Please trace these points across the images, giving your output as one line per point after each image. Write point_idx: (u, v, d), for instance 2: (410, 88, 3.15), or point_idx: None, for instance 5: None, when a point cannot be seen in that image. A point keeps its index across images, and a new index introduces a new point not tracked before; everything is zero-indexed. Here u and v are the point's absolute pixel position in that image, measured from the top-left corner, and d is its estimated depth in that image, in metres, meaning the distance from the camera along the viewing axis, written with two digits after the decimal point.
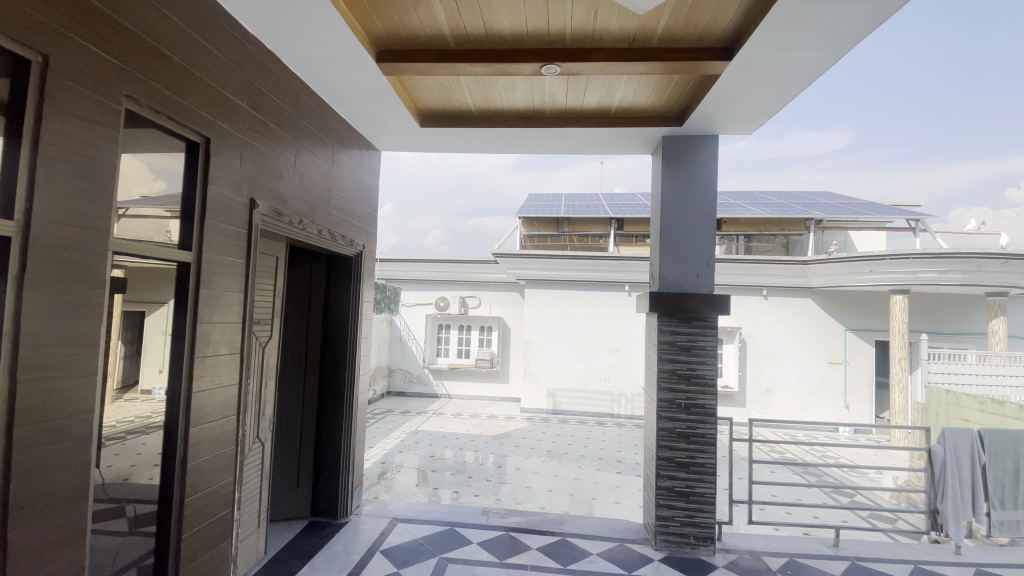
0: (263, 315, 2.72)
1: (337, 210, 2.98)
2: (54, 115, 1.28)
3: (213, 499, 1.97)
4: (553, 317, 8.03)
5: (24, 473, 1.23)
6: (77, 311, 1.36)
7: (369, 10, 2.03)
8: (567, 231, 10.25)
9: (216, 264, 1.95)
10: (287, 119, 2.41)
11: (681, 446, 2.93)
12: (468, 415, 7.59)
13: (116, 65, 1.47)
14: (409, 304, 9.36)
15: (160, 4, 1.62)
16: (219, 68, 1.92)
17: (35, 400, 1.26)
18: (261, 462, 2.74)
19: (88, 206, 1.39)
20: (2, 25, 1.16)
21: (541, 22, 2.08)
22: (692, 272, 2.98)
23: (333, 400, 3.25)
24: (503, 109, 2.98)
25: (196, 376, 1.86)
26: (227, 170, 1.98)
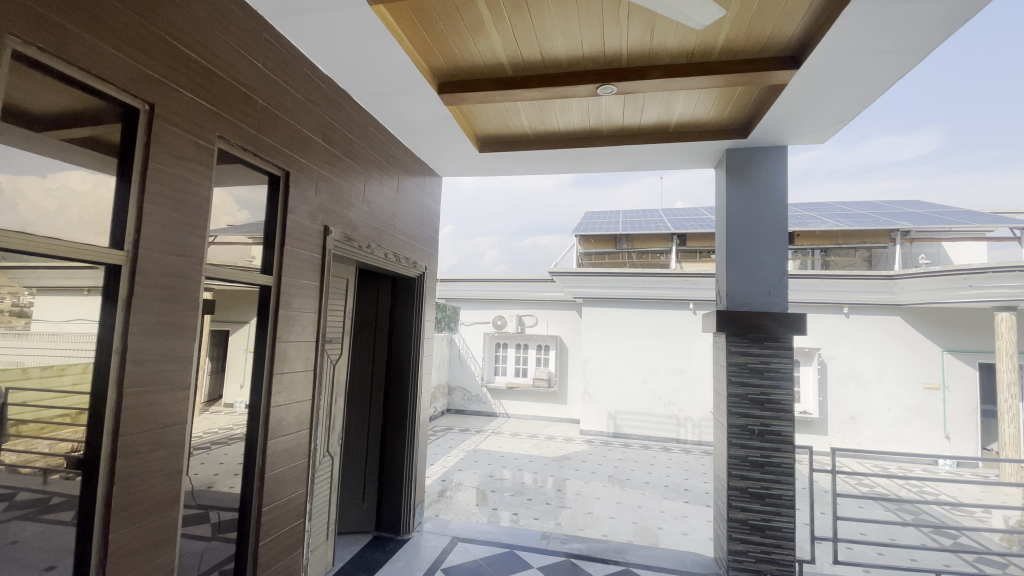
0: (334, 334, 2.87)
1: (401, 233, 3.11)
2: (158, 157, 1.44)
3: (288, 509, 2.07)
4: (612, 337, 7.86)
5: (126, 479, 1.35)
6: (173, 331, 1.50)
7: (431, 44, 2.14)
8: (626, 248, 10.07)
9: (293, 287, 2.09)
10: (358, 151, 2.57)
11: (755, 476, 2.74)
12: (527, 436, 7.54)
13: (209, 110, 1.63)
14: (468, 322, 9.54)
15: (247, 53, 1.80)
16: (298, 108, 2.10)
17: (137, 411, 1.39)
18: (330, 475, 2.85)
19: (185, 236, 1.55)
20: (119, 80, 1.32)
21: (596, 45, 2.09)
22: (763, 289, 2.82)
23: (397, 416, 3.35)
24: (560, 131, 3.03)
25: (274, 392, 1.98)
26: (304, 200, 2.14)
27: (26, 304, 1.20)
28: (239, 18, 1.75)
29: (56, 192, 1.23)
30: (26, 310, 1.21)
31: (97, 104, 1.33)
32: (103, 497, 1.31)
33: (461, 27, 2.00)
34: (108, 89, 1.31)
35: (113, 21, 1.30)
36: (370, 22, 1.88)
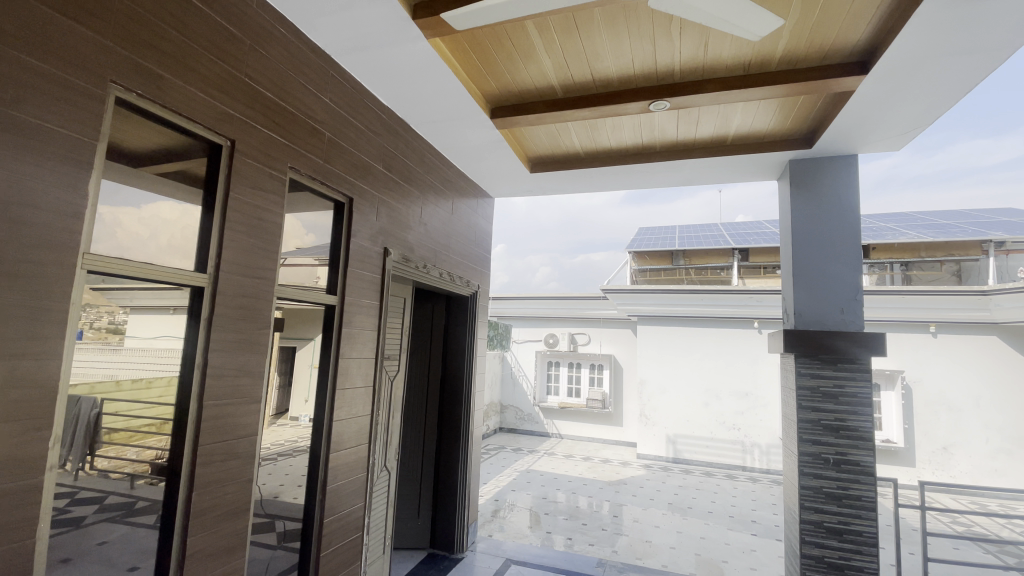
0: (392, 352, 2.96)
1: (455, 253, 3.19)
2: (237, 188, 1.58)
3: (347, 522, 2.13)
4: (669, 357, 7.59)
5: (203, 486, 1.45)
6: (247, 347, 1.61)
7: (484, 71, 2.21)
8: (683, 265, 9.76)
9: (355, 306, 2.19)
10: (415, 176, 2.69)
11: (832, 509, 2.53)
12: (581, 458, 7.38)
13: (281, 143, 1.77)
14: (520, 340, 9.56)
15: (317, 90, 1.94)
16: (361, 138, 2.23)
17: (214, 422, 1.49)
18: (387, 490, 2.91)
19: (260, 260, 1.67)
20: (205, 120, 1.47)
21: (647, 62, 2.09)
22: (835, 307, 2.64)
23: (452, 433, 3.39)
24: (612, 148, 3.02)
25: (336, 406, 2.07)
26: (365, 224, 2.25)
27: (120, 322, 1.32)
28: (310, 59, 1.90)
29: (149, 221, 1.37)
30: (119, 327, 1.32)
31: (185, 141, 1.47)
32: (183, 502, 1.41)
33: (513, 53, 2.06)
34: (196, 127, 1.46)
35: (201, 68, 1.46)
36: (427, 54, 1.97)
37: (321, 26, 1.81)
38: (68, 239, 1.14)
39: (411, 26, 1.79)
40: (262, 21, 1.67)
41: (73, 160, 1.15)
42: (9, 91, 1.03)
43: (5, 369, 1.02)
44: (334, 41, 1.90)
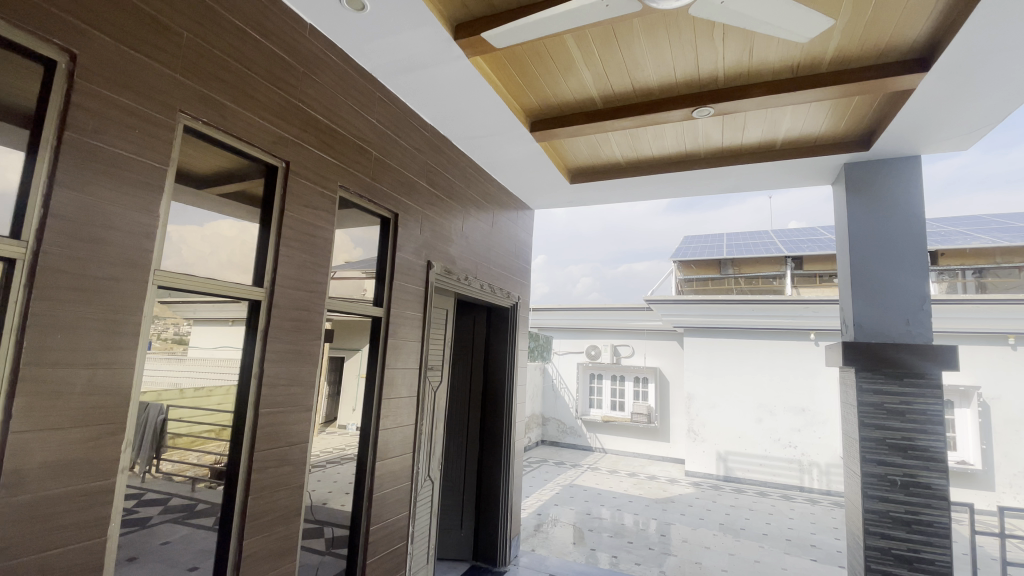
0: (435, 362, 3.01)
1: (496, 265, 3.23)
2: (292, 207, 1.67)
3: (392, 531, 2.17)
4: (719, 370, 7.31)
5: (258, 490, 1.52)
6: (299, 358, 1.68)
7: (524, 86, 2.24)
8: (731, 274, 9.45)
9: (400, 317, 2.25)
10: (457, 191, 2.75)
11: (900, 536, 2.35)
12: (626, 473, 7.20)
13: (332, 163, 1.85)
14: (561, 352, 9.48)
15: (365, 112, 2.03)
16: (406, 156, 2.30)
17: (268, 429, 1.56)
18: (431, 499, 2.94)
19: (312, 274, 1.75)
20: (263, 143, 1.57)
21: (689, 69, 2.06)
22: (900, 319, 2.48)
23: (494, 444, 3.39)
24: (654, 157, 2.98)
25: (383, 416, 2.12)
26: (410, 239, 2.31)
27: (184, 333, 1.41)
28: (358, 82, 1.99)
29: (211, 238, 1.46)
30: (183, 337, 1.40)
31: (245, 164, 1.57)
32: (240, 506, 1.48)
33: (552, 67, 2.09)
34: (254, 150, 1.55)
35: (259, 95, 1.56)
36: (468, 73, 2.02)
37: (369, 50, 1.90)
38: (141, 257, 1.23)
39: (453, 46, 1.85)
40: (313, 49, 1.77)
41: (147, 185, 1.25)
42: (91, 123, 1.13)
43: (83, 377, 1.11)
44: (380, 64, 1.99)
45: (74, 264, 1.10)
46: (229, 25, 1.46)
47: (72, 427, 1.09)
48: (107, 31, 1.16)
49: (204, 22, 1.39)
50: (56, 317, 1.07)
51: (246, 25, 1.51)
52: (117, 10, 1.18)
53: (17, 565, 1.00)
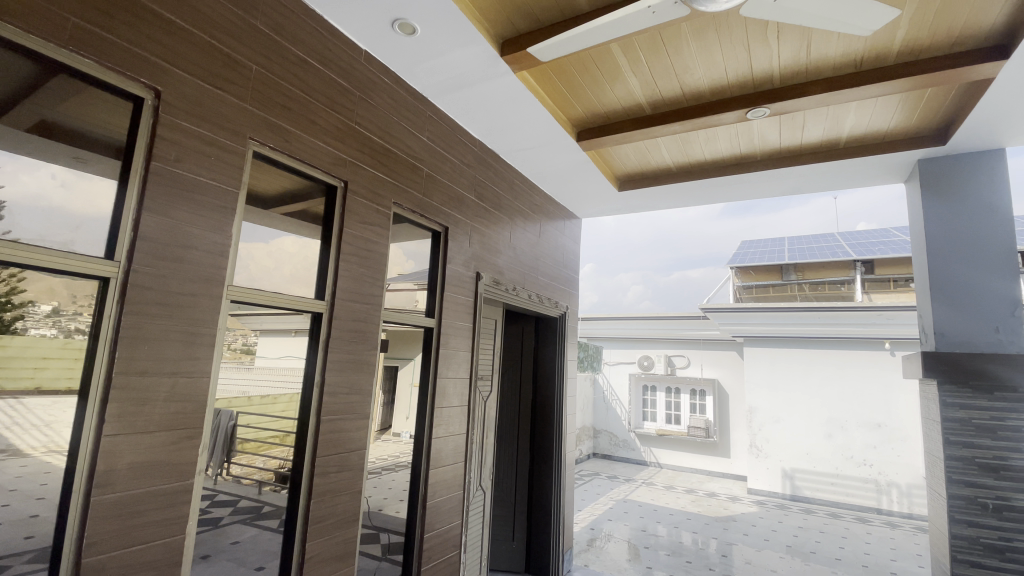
0: (485, 372, 3.04)
1: (544, 274, 3.23)
2: (350, 224, 1.75)
3: (445, 539, 2.19)
4: (783, 382, 6.91)
5: (319, 494, 1.59)
6: (356, 367, 1.75)
7: (570, 97, 2.25)
8: (795, 280, 8.95)
9: (451, 328, 2.30)
10: (505, 204, 2.79)
11: (994, 566, 2.12)
12: (683, 490, 6.92)
13: (386, 180, 1.93)
14: (612, 362, 9.29)
15: (415, 130, 2.10)
16: (455, 171, 2.36)
17: (329, 436, 1.64)
18: (483, 509, 2.95)
19: (368, 286, 1.83)
20: (323, 165, 1.66)
21: (741, 70, 2.00)
22: (989, 325, 2.25)
23: (545, 455, 3.37)
24: (706, 161, 2.90)
25: (435, 425, 2.16)
26: (460, 251, 2.37)
27: (251, 343, 1.49)
28: (409, 103, 2.07)
29: (276, 254, 1.56)
30: (251, 348, 1.49)
31: (306, 184, 1.67)
32: (302, 509, 1.55)
33: (598, 76, 2.09)
34: (315, 172, 1.65)
35: (320, 120, 1.66)
36: (515, 87, 2.06)
37: (419, 72, 1.98)
38: (215, 274, 1.33)
39: (500, 62, 1.90)
40: (368, 73, 1.87)
41: (221, 207, 1.36)
42: (173, 152, 1.25)
43: (166, 385, 1.22)
44: (430, 84, 2.06)
45: (159, 282, 1.21)
46: (292, 56, 1.57)
47: (157, 431, 1.19)
48: (187, 69, 1.28)
49: (270, 55, 1.50)
50: (143, 330, 1.18)
51: (308, 56, 1.62)
52: (196, 50, 1.31)
53: (108, 559, 1.09)
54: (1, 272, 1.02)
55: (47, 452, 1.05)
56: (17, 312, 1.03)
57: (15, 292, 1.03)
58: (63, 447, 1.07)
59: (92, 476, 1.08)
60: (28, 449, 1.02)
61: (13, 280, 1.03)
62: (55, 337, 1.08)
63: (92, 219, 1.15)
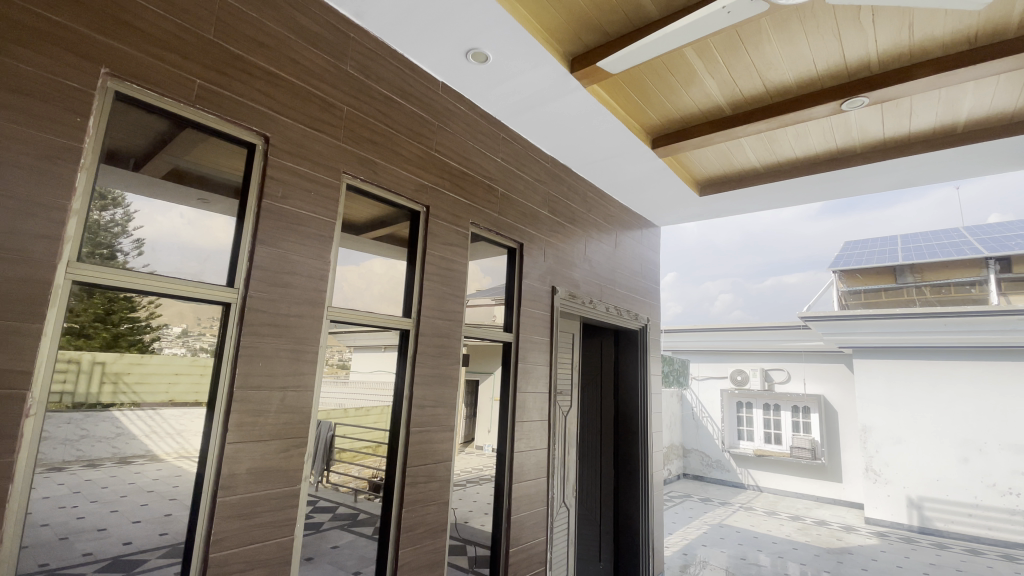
0: (564, 387, 3.03)
1: (622, 286, 3.17)
2: (432, 245, 1.85)
3: (531, 554, 2.19)
4: (906, 399, 6.10)
5: (411, 504, 1.67)
6: (441, 381, 1.83)
7: (643, 106, 2.22)
8: (912, 283, 8.01)
9: (530, 342, 2.32)
10: (579, 217, 2.79)
11: None
12: (788, 517, 6.33)
13: (464, 203, 2.02)
14: (701, 377, 8.80)
15: (489, 151, 2.18)
16: (528, 188, 2.41)
17: (417, 446, 1.72)
18: (567, 526, 2.91)
19: (450, 303, 1.91)
20: (407, 191, 1.78)
21: (832, 60, 1.85)
22: None
23: (630, 472, 3.27)
24: (796, 159, 2.71)
25: (517, 439, 2.18)
26: (535, 266, 2.40)
27: (346, 358, 1.59)
28: (484, 126, 2.16)
29: (366, 275, 1.68)
30: (346, 362, 1.59)
31: (392, 210, 1.79)
32: (395, 517, 1.64)
33: (672, 82, 2.04)
34: (399, 199, 1.77)
35: (403, 150, 1.78)
36: (586, 101, 2.07)
37: (492, 96, 2.06)
38: (317, 297, 1.47)
39: (570, 79, 1.92)
40: (445, 103, 1.98)
41: (321, 236, 1.50)
42: (279, 189, 1.40)
43: (275, 399, 1.35)
44: (503, 106, 2.13)
45: (270, 305, 1.36)
46: (378, 94, 1.71)
47: (270, 439, 1.33)
48: (289, 115, 1.44)
49: (359, 96, 1.64)
50: (257, 349, 1.32)
51: (391, 93, 1.76)
52: (297, 98, 1.47)
53: (229, 555, 1.22)
54: (143, 300, 1.20)
55: (179, 457, 1.20)
56: (154, 333, 1.21)
57: (153, 317, 1.22)
58: (191, 452, 1.22)
59: (219, 479, 1.23)
60: (163, 454, 1.16)
61: (151, 306, 1.22)
62: (183, 355, 1.25)
63: (217, 252, 1.32)
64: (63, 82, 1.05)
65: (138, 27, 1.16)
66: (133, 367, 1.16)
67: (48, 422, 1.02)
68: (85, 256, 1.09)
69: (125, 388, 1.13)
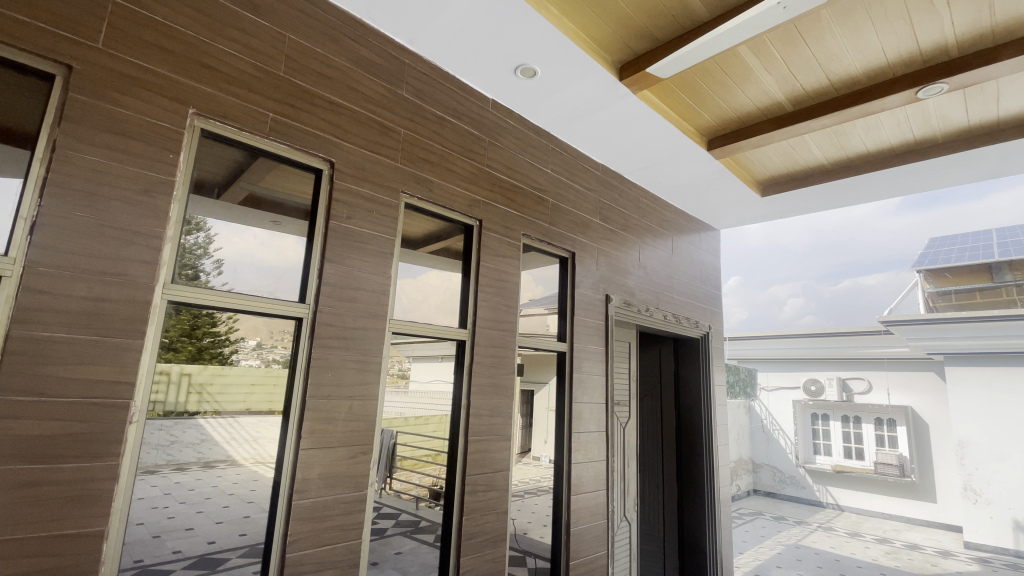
0: (621, 398, 2.97)
1: (680, 293, 3.09)
2: (486, 258, 1.90)
3: (592, 568, 2.15)
4: (1010, 412, 5.46)
5: (470, 512, 1.70)
6: (497, 391, 1.86)
7: (696, 108, 2.17)
8: (1011, 280, 7.22)
9: (585, 351, 2.30)
10: (632, 223, 2.75)
11: None
12: (874, 539, 5.82)
13: (516, 215, 2.06)
14: (769, 387, 8.30)
15: (539, 162, 2.21)
16: (579, 197, 2.41)
17: (475, 455, 1.75)
18: (629, 541, 2.84)
19: (504, 314, 1.94)
20: (460, 206, 1.83)
21: (903, 46, 1.74)
22: None
23: (694, 487, 3.15)
24: (867, 153, 2.54)
25: (574, 449, 2.17)
26: (588, 275, 2.39)
27: (405, 368, 1.65)
28: (533, 139, 2.19)
29: (423, 287, 1.75)
30: (405, 372, 1.65)
31: (447, 225, 1.85)
32: (455, 525, 1.67)
33: (727, 82, 1.98)
34: (453, 214, 1.83)
35: (455, 167, 1.84)
36: (636, 108, 2.06)
37: (541, 109, 2.09)
38: (380, 310, 1.54)
39: (619, 86, 1.92)
40: (495, 118, 2.03)
41: (382, 252, 1.58)
42: (344, 211, 1.49)
43: (344, 407, 1.42)
44: (552, 118, 2.16)
45: (338, 319, 1.44)
46: (431, 115, 1.78)
47: (339, 446, 1.40)
48: (351, 141, 1.54)
49: (414, 118, 1.72)
50: (327, 360, 1.40)
51: (444, 113, 1.83)
52: (358, 124, 1.56)
53: (304, 556, 1.30)
54: (223, 315, 1.31)
55: (256, 462, 1.29)
56: (232, 346, 1.32)
57: (231, 330, 1.33)
58: (267, 458, 1.31)
59: (294, 483, 1.31)
60: (242, 460, 1.26)
61: (230, 322, 1.33)
62: (258, 366, 1.35)
63: (290, 270, 1.43)
64: (157, 124, 1.18)
65: (218, 69, 1.29)
66: (215, 378, 1.28)
67: (146, 428, 1.13)
68: (175, 277, 1.21)
69: (208, 397, 1.25)
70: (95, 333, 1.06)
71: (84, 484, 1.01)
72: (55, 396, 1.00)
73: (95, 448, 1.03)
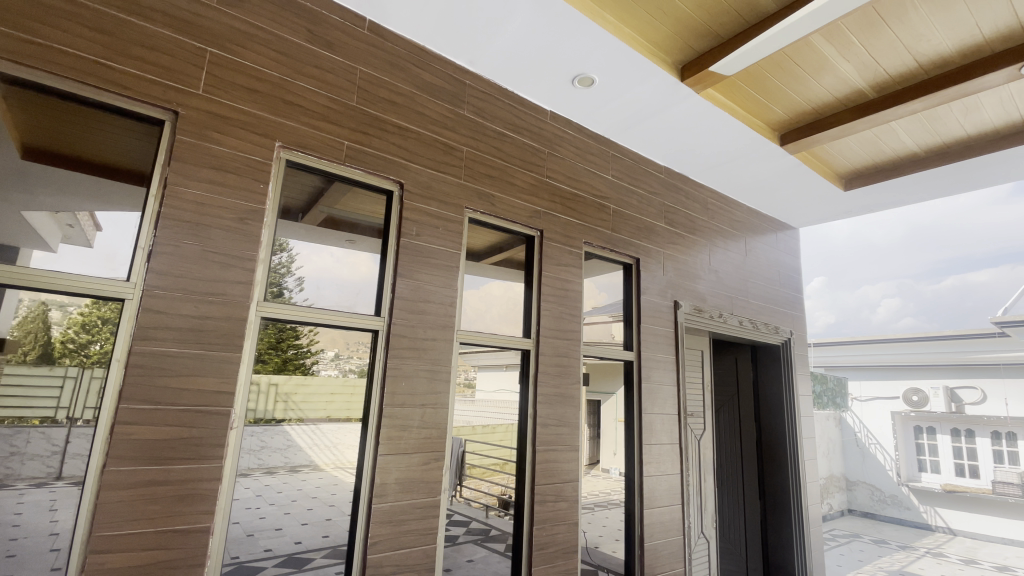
0: (695, 408, 2.86)
1: (756, 298, 2.93)
2: (548, 267, 1.92)
3: None
4: None
5: (541, 521, 1.70)
6: (564, 401, 1.86)
7: (765, 103, 2.07)
8: None
9: (653, 359, 2.25)
10: (700, 225, 2.66)
11: None
12: (996, 567, 5.13)
13: (577, 224, 2.06)
14: (862, 397, 7.57)
15: (599, 169, 2.20)
16: (642, 202, 2.37)
17: (544, 464, 1.75)
18: (708, 559, 2.70)
19: (568, 323, 1.95)
20: (522, 218, 1.87)
21: (1005, 19, 1.57)
22: None
23: (779, 504, 2.94)
24: (967, 137, 2.30)
25: (646, 462, 2.11)
26: (654, 281, 2.33)
27: (471, 377, 1.70)
28: (592, 146, 2.19)
29: (487, 298, 1.79)
30: (471, 381, 1.70)
31: (509, 237, 1.90)
32: (526, 535, 1.69)
33: (799, 73, 1.88)
34: (515, 226, 1.87)
35: (516, 179, 1.88)
36: (699, 107, 2.00)
37: (600, 116, 2.09)
38: (448, 322, 1.61)
39: (680, 88, 1.88)
40: (554, 129, 2.06)
41: (449, 266, 1.64)
42: (413, 228, 1.57)
43: (418, 415, 1.49)
44: (612, 124, 2.15)
45: (410, 330, 1.52)
46: (492, 131, 1.84)
47: (414, 452, 1.47)
48: (419, 162, 1.62)
49: (475, 135, 1.79)
50: (401, 370, 1.48)
51: (504, 128, 1.88)
52: (424, 145, 1.64)
53: (384, 557, 1.37)
54: (305, 330, 1.42)
55: (336, 467, 1.37)
56: (314, 357, 1.42)
57: (312, 342, 1.43)
58: (347, 464, 1.40)
59: (373, 488, 1.38)
60: (323, 464, 1.34)
61: (311, 334, 1.43)
62: (337, 376, 1.45)
63: (365, 285, 1.52)
64: (249, 158, 1.31)
65: (299, 104, 1.41)
66: (299, 387, 1.39)
67: (244, 434, 1.25)
68: (266, 295, 1.34)
69: (292, 406, 1.36)
70: (200, 347, 1.19)
71: (193, 483, 1.14)
72: (167, 404, 1.13)
73: (203, 450, 1.16)
